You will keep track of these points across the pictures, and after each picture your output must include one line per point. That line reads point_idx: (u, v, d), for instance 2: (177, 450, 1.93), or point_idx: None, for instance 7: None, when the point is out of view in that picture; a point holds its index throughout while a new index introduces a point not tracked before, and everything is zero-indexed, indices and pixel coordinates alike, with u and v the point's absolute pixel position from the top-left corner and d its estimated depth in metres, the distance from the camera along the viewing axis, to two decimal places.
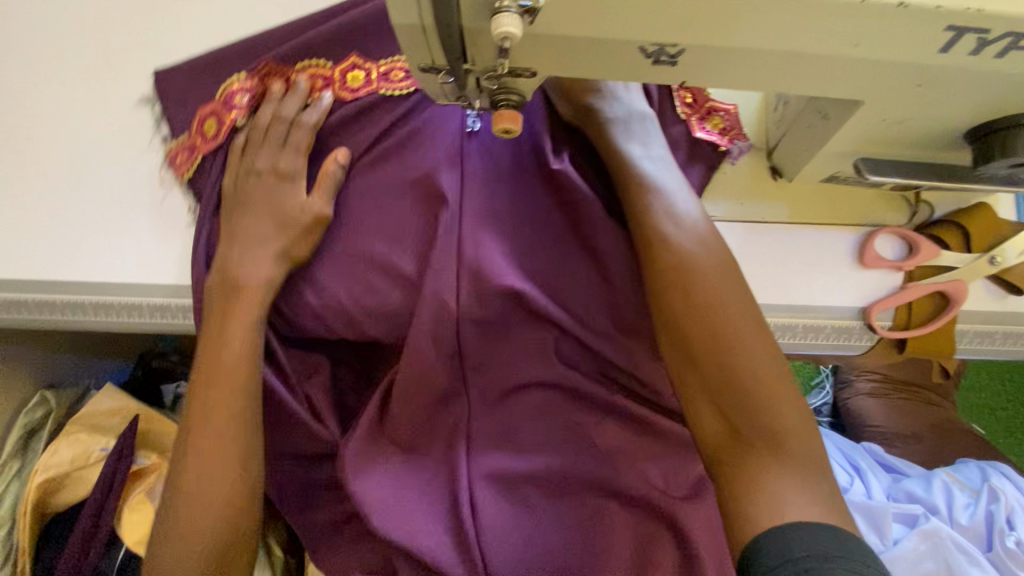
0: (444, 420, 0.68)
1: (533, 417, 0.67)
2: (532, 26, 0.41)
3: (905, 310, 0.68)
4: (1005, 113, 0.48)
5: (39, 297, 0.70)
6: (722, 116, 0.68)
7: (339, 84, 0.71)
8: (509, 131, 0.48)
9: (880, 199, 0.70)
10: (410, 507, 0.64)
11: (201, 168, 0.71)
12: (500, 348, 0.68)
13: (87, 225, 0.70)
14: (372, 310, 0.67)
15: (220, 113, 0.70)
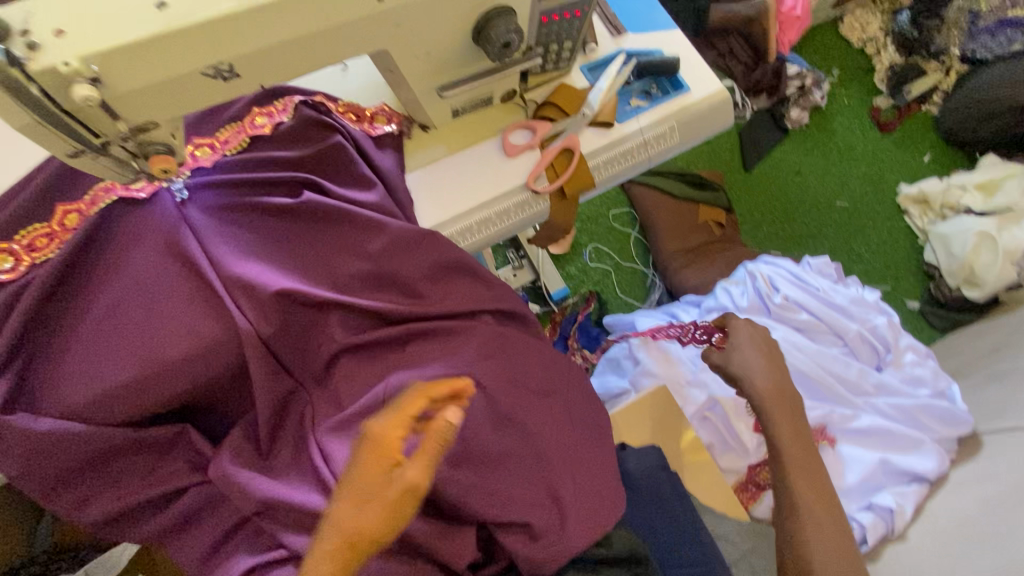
0: (297, 412, 0.85)
1: (353, 374, 0.85)
2: (110, 90, 0.59)
3: (552, 170, 0.93)
4: (472, 21, 0.75)
5: None
6: (385, 113, 0.93)
7: (62, 230, 0.80)
8: (169, 170, 0.69)
9: (501, 110, 0.96)
10: (285, 493, 0.78)
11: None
12: (300, 343, 0.85)
13: None
14: (165, 363, 0.79)
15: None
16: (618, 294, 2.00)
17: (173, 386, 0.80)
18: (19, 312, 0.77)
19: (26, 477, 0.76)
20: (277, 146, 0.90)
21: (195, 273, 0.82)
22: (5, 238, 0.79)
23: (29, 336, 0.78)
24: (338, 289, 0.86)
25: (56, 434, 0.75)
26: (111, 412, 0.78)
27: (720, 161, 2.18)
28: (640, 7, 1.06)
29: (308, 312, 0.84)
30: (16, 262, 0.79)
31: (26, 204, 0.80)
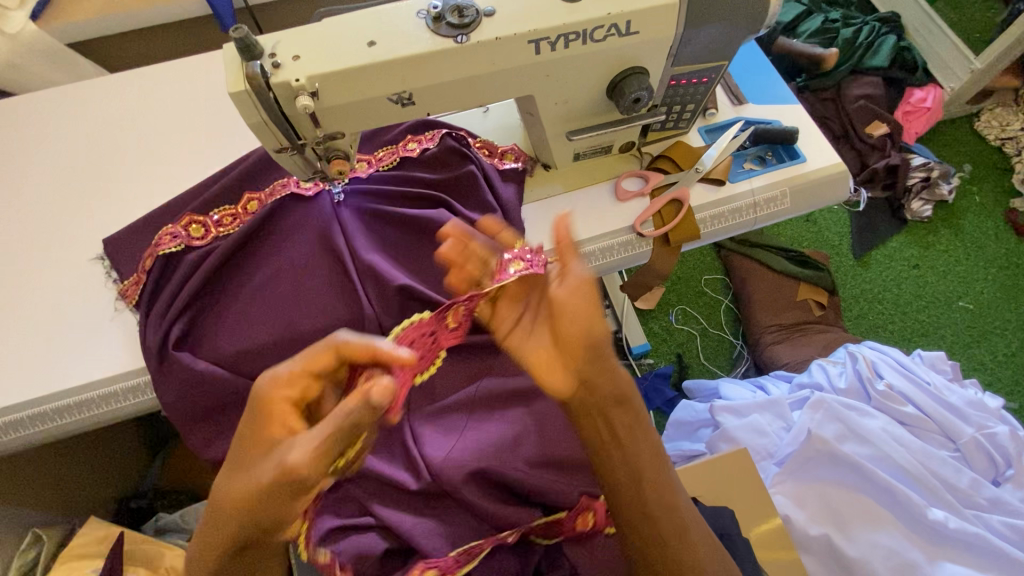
0: None
1: (449, 372, 0.93)
2: (320, 103, 0.74)
3: (658, 217, 0.99)
4: (610, 77, 0.85)
5: (27, 411, 0.86)
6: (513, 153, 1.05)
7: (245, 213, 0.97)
8: (343, 171, 0.82)
9: (618, 158, 1.04)
10: (378, 465, 0.86)
11: (141, 297, 0.93)
12: None
13: (61, 348, 0.90)
14: (301, 334, 0.91)
15: (153, 251, 0.93)
16: (701, 360, 1.96)
17: (304, 355, 0.92)
18: (200, 272, 0.92)
19: (175, 408, 0.89)
20: (421, 168, 1.03)
21: (338, 262, 0.95)
22: (201, 213, 0.96)
23: (201, 293, 0.92)
24: (451, 297, 0.96)
25: (206, 375, 0.88)
26: (252, 368, 0.91)
27: (826, 242, 2.11)
28: (763, 81, 1.12)
29: (420, 310, 0.94)
30: (206, 233, 0.95)
31: (223, 188, 0.98)
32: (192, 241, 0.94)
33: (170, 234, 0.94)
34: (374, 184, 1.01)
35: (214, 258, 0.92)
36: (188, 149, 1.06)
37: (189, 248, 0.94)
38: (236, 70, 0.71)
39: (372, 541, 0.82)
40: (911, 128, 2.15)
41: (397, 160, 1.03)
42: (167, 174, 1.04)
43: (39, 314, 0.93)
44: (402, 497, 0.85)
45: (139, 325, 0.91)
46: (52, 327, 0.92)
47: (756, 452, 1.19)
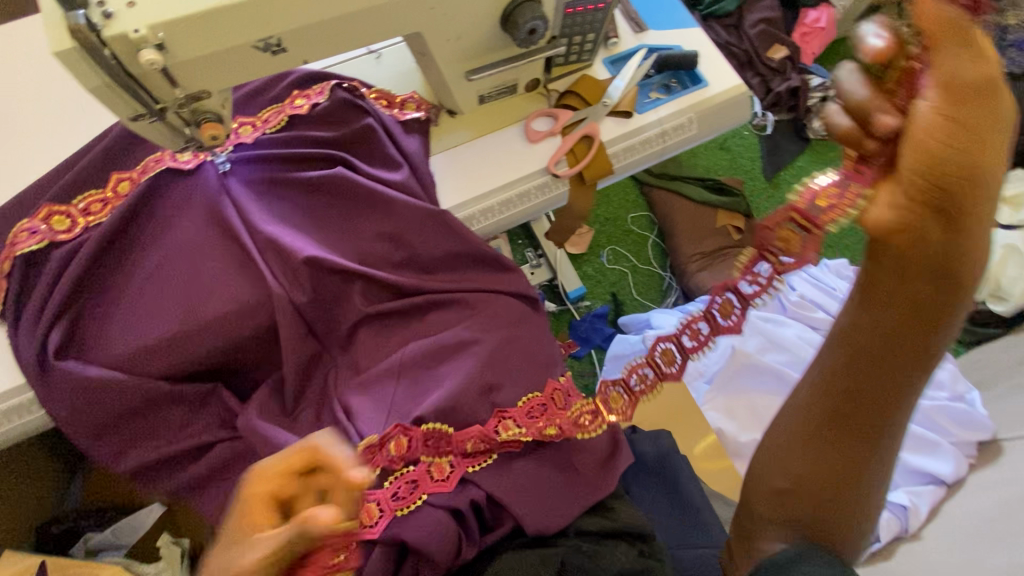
0: (319, 374, 0.90)
1: (376, 340, 0.89)
2: (172, 58, 0.64)
3: (571, 156, 0.97)
4: (501, 7, 0.79)
5: None
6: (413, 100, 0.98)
7: (116, 196, 0.85)
8: (218, 136, 0.74)
9: (524, 98, 1.00)
10: None
11: (7, 306, 0.81)
12: (325, 310, 0.89)
13: None
14: (205, 321, 0.84)
15: (11, 251, 0.81)
16: (635, 296, 2.02)
17: (212, 345, 0.84)
18: (73, 269, 0.81)
19: (72, 420, 0.81)
20: (314, 127, 0.95)
21: (235, 239, 0.86)
22: (62, 202, 0.84)
23: (79, 292, 0.82)
24: (366, 262, 0.90)
25: (101, 381, 0.80)
26: (153, 366, 0.83)
27: (740, 169, 2.19)
28: (662, 6, 1.10)
29: (335, 280, 0.88)
30: (72, 224, 0.84)
31: (83, 171, 0.86)
32: (55, 235, 0.83)
33: (28, 229, 0.82)
34: (263, 149, 0.92)
35: (86, 251, 0.81)
36: (34, 130, 0.91)
37: (55, 243, 0.83)
38: (56, 24, 0.60)
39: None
40: (809, 49, 2.23)
41: (286, 120, 0.94)
42: (11, 162, 0.89)
43: None
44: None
45: (10, 337, 0.80)
46: None
47: (689, 374, 1.25)
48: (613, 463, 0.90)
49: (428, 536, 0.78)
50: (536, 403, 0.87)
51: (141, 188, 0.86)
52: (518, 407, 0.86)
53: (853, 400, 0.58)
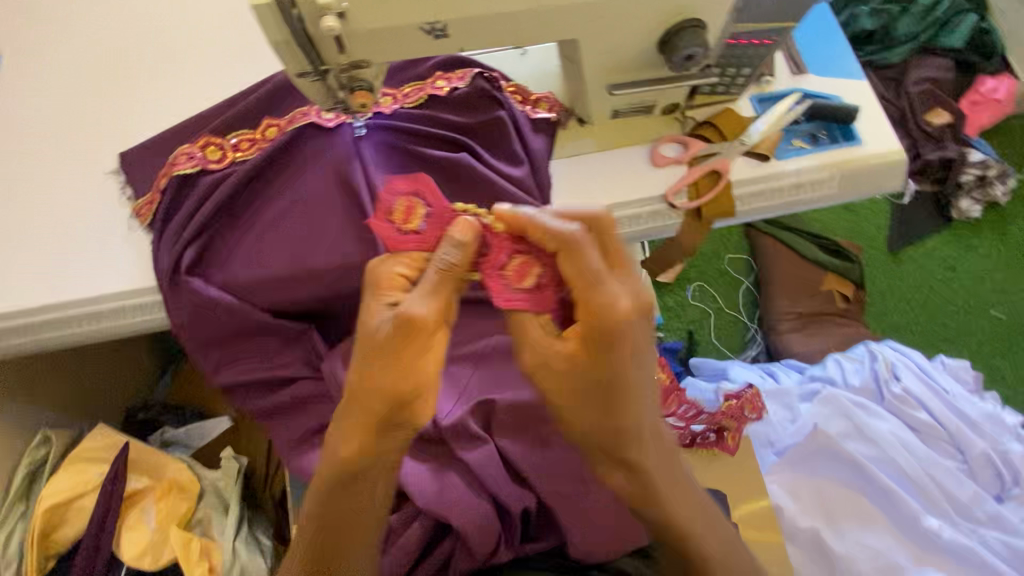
0: None
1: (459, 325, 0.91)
2: (347, 26, 0.68)
3: (694, 189, 0.93)
4: (664, 28, 0.77)
5: (36, 317, 0.87)
6: (547, 101, 0.98)
7: (264, 139, 0.93)
8: (366, 104, 0.78)
9: (659, 120, 0.97)
10: None
11: (155, 217, 0.91)
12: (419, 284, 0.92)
13: (70, 259, 0.89)
14: (313, 270, 0.89)
15: (169, 171, 0.91)
16: (713, 338, 1.93)
17: (314, 293, 0.91)
18: (216, 197, 0.89)
19: (185, 329, 0.89)
20: (448, 109, 0.97)
21: (355, 200, 0.91)
22: (220, 135, 0.93)
23: (215, 219, 0.90)
24: None
25: (215, 302, 0.87)
26: (262, 299, 0.90)
27: (861, 233, 2.01)
28: (829, 51, 1.02)
29: None
30: (223, 156, 0.92)
31: (242, 111, 0.94)
32: (207, 163, 0.91)
33: (187, 153, 0.91)
34: (398, 120, 0.96)
35: (229, 184, 0.89)
36: (209, 65, 1.01)
37: (205, 170, 0.91)
38: None
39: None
40: (977, 120, 1.99)
41: (424, 97, 0.97)
42: (185, 90, 1.00)
43: (50, 222, 0.91)
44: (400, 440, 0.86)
45: (151, 245, 0.90)
46: (63, 236, 0.91)
47: (759, 438, 1.18)
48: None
49: (472, 524, 0.80)
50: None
51: (285, 136, 0.92)
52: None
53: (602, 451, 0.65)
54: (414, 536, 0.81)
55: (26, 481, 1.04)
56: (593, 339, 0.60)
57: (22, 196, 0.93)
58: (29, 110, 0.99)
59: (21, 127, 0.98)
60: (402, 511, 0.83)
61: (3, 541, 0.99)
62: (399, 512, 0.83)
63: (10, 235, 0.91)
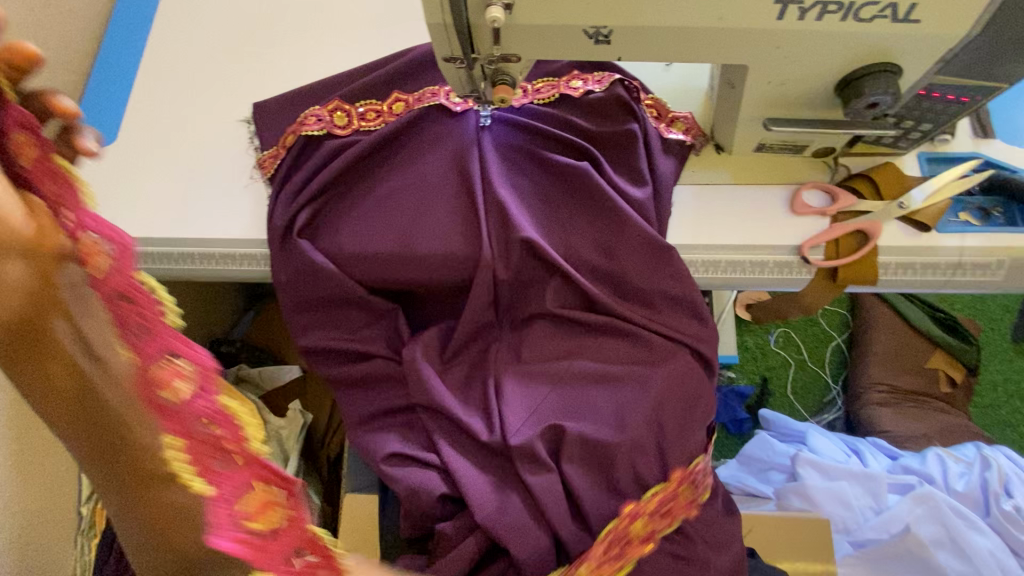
0: (482, 345, 0.91)
1: (546, 339, 0.88)
2: (510, 19, 0.65)
3: (833, 246, 0.84)
4: (850, 70, 0.68)
5: (156, 248, 0.92)
6: (685, 121, 0.91)
7: (390, 114, 0.92)
8: (506, 99, 0.73)
9: (806, 162, 0.88)
10: (454, 409, 0.85)
11: (277, 172, 0.93)
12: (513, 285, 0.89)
13: (195, 200, 0.93)
14: (414, 254, 0.88)
15: (298, 130, 0.92)
16: (788, 392, 1.80)
17: (410, 277, 0.90)
18: (337, 163, 0.90)
19: (285, 287, 0.92)
20: (578, 111, 0.92)
21: (469, 193, 0.89)
22: (349, 102, 0.93)
23: (332, 184, 0.90)
24: (568, 262, 0.87)
25: (318, 266, 0.89)
26: (360, 272, 0.90)
27: (982, 312, 1.80)
28: (1023, 116, 0.89)
29: (536, 266, 0.88)
30: (350, 124, 0.92)
31: (373, 81, 0.93)
32: (334, 129, 0.92)
33: (316, 115, 0.92)
34: (524, 116, 0.92)
35: (353, 153, 0.90)
36: (350, 33, 1.02)
37: (331, 135, 0.92)
38: None
39: (434, 482, 0.83)
40: None
41: (556, 95, 0.92)
42: (324, 52, 1.01)
43: (181, 159, 0.96)
44: (469, 444, 0.85)
45: (269, 199, 0.92)
46: (191, 175, 0.95)
47: (834, 522, 1.08)
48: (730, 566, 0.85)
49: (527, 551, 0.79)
50: (658, 501, 0.82)
51: (412, 114, 0.91)
52: (641, 504, 0.81)
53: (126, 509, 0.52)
54: (469, 547, 0.80)
55: None
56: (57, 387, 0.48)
57: (161, 130, 0.97)
58: (179, 47, 1.03)
59: (168, 67, 1.02)
60: (457, 520, 0.82)
61: None
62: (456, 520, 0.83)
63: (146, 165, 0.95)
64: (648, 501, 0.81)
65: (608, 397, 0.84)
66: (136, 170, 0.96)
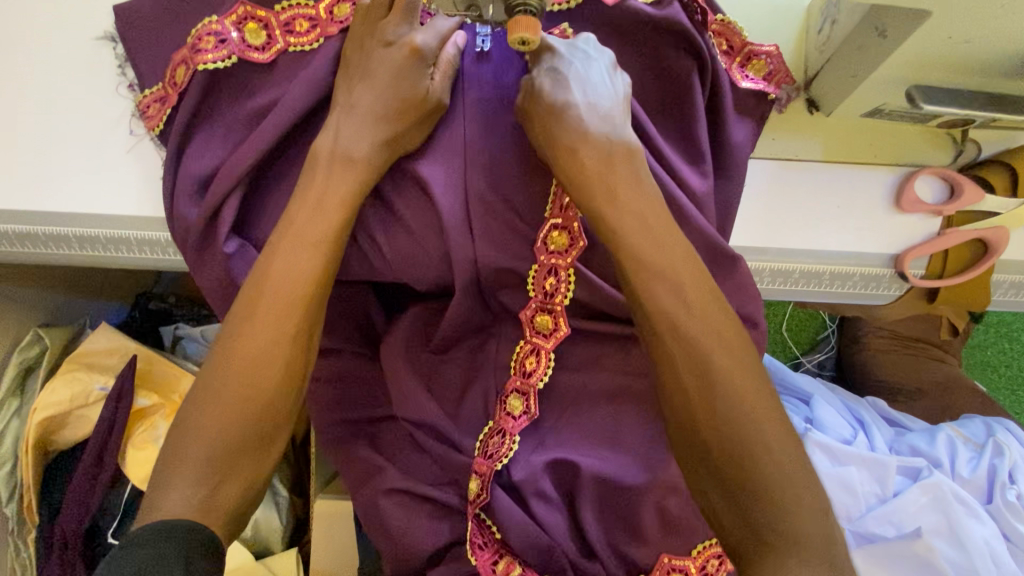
0: (472, 347, 0.72)
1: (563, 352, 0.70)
2: None
3: (939, 258, 0.64)
4: None
5: (23, 228, 0.66)
6: (769, 61, 0.63)
7: (329, 20, 0.64)
8: (528, 41, 0.44)
9: (923, 135, 0.65)
10: (446, 431, 0.68)
11: (172, 125, 0.64)
12: (544, 264, 0.66)
13: (62, 158, 0.65)
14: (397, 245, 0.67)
15: (190, 59, 0.62)
16: (781, 331, 1.72)
17: (384, 265, 0.69)
18: (261, 129, 0.62)
19: (198, 268, 0.64)
20: (614, 36, 0.62)
21: (457, 167, 0.66)
22: (263, 4, 0.64)
23: (262, 159, 0.63)
24: (564, 234, 0.65)
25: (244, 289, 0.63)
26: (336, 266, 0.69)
27: None
28: None
29: (556, 244, 0.65)
30: (270, 41, 0.64)
31: None
32: (246, 51, 0.63)
33: (216, 34, 0.63)
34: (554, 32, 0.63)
35: (275, 103, 0.63)
36: None
37: (244, 61, 0.63)
38: None
39: (422, 526, 0.66)
40: None
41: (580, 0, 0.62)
42: None
43: (37, 91, 0.66)
44: (458, 477, 0.68)
45: (166, 181, 0.64)
46: (55, 116, 0.66)
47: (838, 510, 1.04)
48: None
49: None
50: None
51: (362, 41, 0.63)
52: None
53: (237, 386, 0.54)
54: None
55: (20, 374, 0.91)
56: (284, 259, 0.58)
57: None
58: None
59: None
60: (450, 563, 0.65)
61: None
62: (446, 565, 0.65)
63: None
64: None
65: (625, 426, 0.67)
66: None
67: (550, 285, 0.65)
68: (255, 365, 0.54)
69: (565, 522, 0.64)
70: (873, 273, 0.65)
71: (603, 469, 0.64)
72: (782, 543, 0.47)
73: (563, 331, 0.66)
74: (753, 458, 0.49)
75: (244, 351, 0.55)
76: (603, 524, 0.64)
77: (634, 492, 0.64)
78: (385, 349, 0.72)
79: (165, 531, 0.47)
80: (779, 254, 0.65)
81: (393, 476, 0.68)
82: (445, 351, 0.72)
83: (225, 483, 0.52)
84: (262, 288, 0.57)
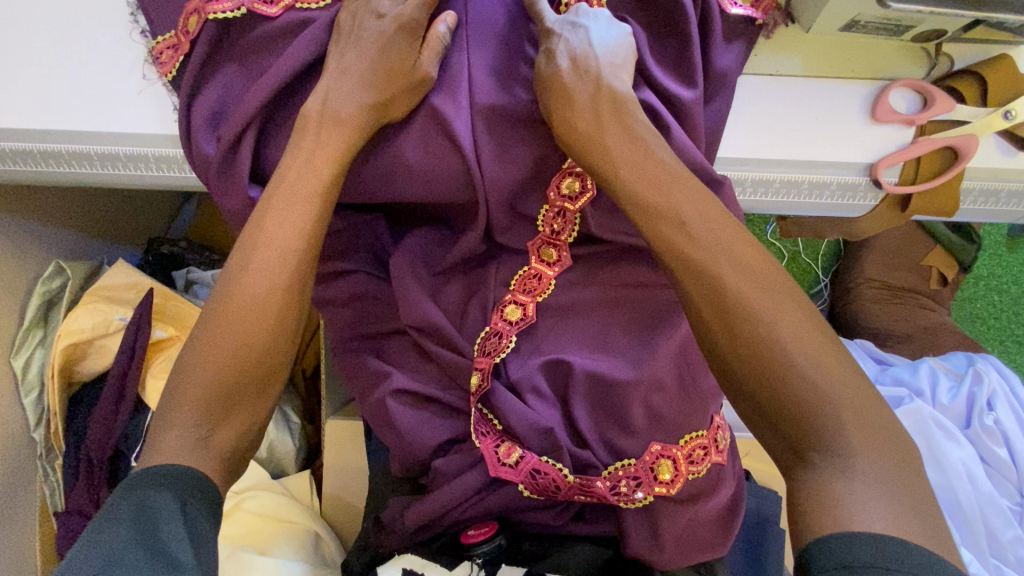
0: (471, 266, 0.77)
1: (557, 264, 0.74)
2: None
3: (912, 167, 0.68)
4: None
5: (60, 149, 0.72)
6: None
7: None
8: None
9: (899, 49, 0.68)
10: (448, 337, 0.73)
11: (186, 68, 0.70)
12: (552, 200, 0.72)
13: (92, 87, 0.72)
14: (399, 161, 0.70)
15: (203, 9, 0.68)
16: None
17: (388, 182, 0.72)
18: (270, 72, 0.68)
19: (211, 176, 0.70)
20: None
21: (456, 86, 0.69)
22: None
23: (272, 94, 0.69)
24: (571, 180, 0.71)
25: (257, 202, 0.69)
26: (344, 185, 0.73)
27: None
28: None
29: (565, 185, 0.71)
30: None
31: None
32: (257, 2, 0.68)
33: None
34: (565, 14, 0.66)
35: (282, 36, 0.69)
36: None
37: (252, 15, 0.69)
38: None
39: (425, 425, 0.72)
40: None
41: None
42: None
43: (67, 27, 0.73)
44: (460, 380, 0.73)
45: (183, 120, 0.70)
46: (83, 51, 0.72)
47: None
48: (736, 514, 0.73)
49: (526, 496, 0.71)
50: (628, 474, 0.68)
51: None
52: (638, 465, 0.68)
53: (235, 335, 0.58)
54: (468, 486, 0.69)
55: (43, 307, 0.96)
56: (279, 215, 0.62)
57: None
58: None
59: None
60: (453, 456, 0.71)
61: (24, 364, 0.93)
62: (450, 457, 0.71)
63: (23, 34, 0.72)
64: (615, 474, 0.68)
65: (615, 331, 0.72)
66: (15, 38, 0.72)
67: (557, 223, 0.72)
68: (253, 316, 0.59)
69: (559, 415, 0.70)
70: (848, 182, 0.69)
71: (594, 370, 0.69)
72: (814, 449, 0.48)
73: (566, 261, 0.73)
74: (780, 372, 0.49)
75: (243, 301, 0.59)
76: (594, 419, 0.70)
77: (623, 390, 0.68)
78: (392, 265, 0.77)
79: (180, 477, 0.52)
80: (761, 166, 0.69)
81: (398, 378, 0.73)
82: (447, 268, 0.77)
83: (223, 425, 0.57)
84: (257, 243, 0.61)
